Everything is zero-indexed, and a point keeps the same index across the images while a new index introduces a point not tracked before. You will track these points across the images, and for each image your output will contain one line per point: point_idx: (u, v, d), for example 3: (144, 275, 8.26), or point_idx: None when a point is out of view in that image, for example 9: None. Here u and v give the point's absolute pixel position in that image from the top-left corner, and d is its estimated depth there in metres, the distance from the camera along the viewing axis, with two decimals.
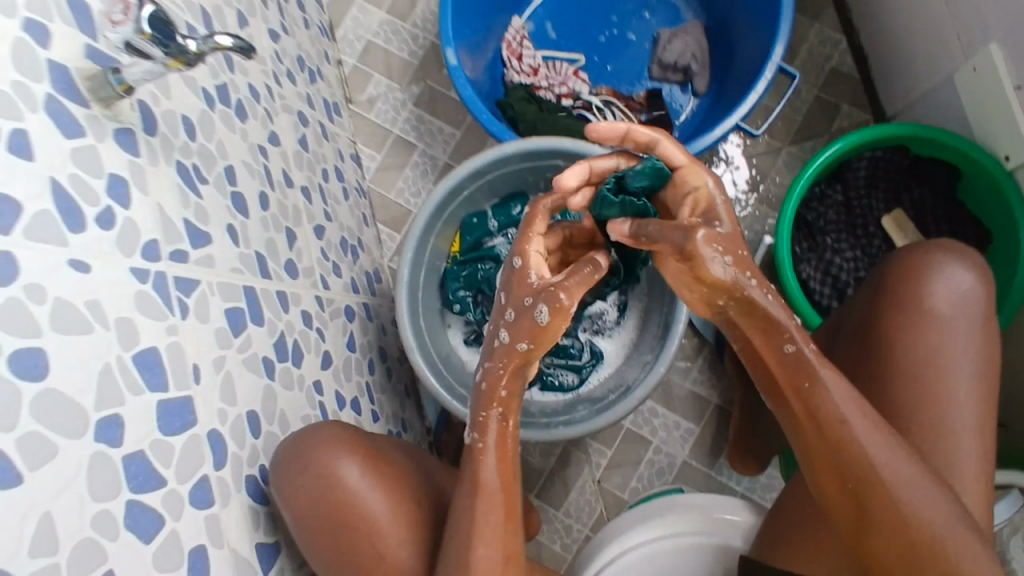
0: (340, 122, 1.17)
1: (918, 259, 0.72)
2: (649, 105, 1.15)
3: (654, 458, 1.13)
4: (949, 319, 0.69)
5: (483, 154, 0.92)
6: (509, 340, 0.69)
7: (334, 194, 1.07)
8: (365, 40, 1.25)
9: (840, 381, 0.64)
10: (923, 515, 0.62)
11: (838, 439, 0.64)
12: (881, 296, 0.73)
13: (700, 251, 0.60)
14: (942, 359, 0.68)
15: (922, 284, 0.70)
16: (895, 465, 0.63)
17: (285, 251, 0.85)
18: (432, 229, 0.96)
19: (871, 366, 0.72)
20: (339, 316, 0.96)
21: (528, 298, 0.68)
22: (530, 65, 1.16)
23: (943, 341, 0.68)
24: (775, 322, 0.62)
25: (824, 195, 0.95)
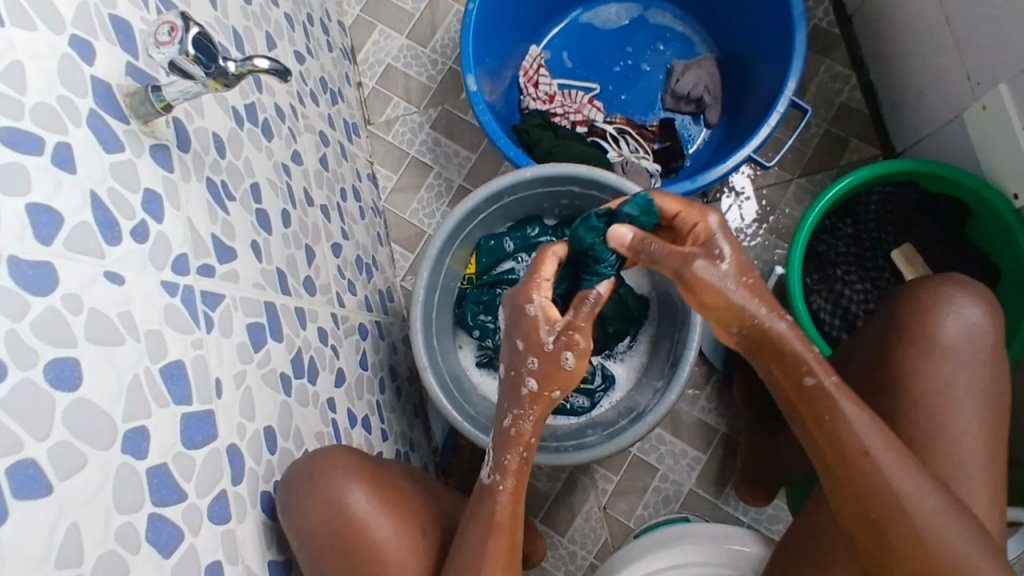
0: (358, 142, 1.19)
1: (927, 292, 0.73)
2: (662, 135, 1.16)
3: (659, 486, 1.13)
4: (959, 352, 0.70)
5: (501, 177, 0.94)
6: (539, 387, 0.71)
7: (351, 213, 1.08)
8: (385, 64, 1.27)
9: (859, 408, 0.64)
10: (947, 547, 0.62)
11: (861, 471, 0.64)
12: (894, 330, 0.74)
13: (699, 276, 0.64)
14: (954, 390, 0.69)
15: (933, 317, 0.71)
16: (918, 496, 0.63)
17: (304, 268, 0.86)
18: (448, 249, 0.97)
19: (884, 399, 0.72)
20: (353, 334, 0.96)
21: (551, 342, 0.69)
22: (546, 92, 1.18)
23: (954, 373, 0.69)
24: (790, 350, 0.64)
25: (834, 228, 0.96)
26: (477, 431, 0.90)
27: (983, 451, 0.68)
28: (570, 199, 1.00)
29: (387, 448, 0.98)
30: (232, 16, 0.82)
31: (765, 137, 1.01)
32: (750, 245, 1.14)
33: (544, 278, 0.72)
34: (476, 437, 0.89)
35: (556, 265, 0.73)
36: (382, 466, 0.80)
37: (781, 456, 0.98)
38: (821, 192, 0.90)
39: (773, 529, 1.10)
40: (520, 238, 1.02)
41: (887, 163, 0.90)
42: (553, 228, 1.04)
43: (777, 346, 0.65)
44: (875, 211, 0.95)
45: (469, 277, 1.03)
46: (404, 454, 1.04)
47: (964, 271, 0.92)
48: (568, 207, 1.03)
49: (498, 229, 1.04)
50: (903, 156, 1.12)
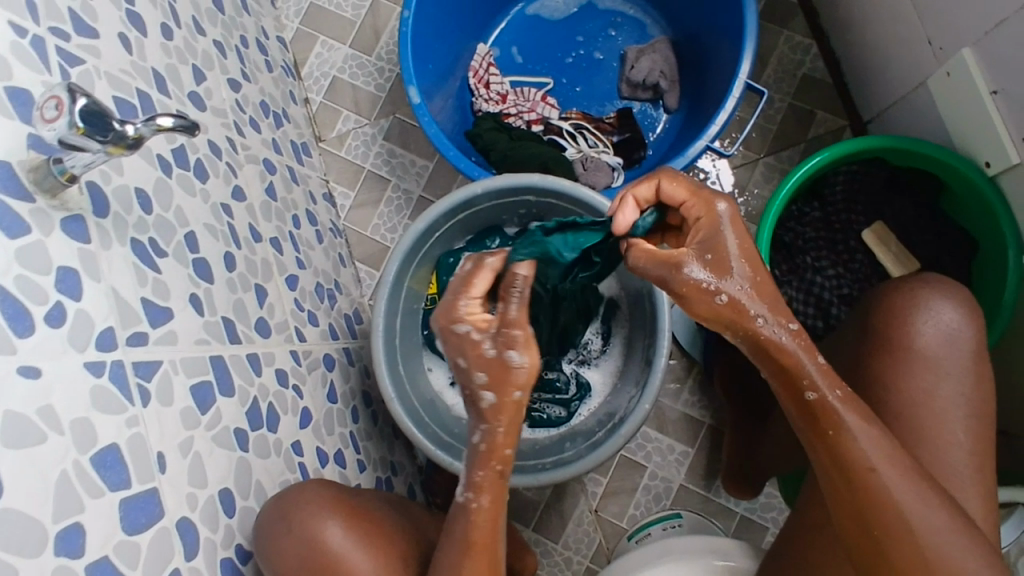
0: (310, 162, 1.16)
1: (902, 296, 0.70)
2: (621, 125, 1.12)
3: (650, 484, 1.11)
4: (937, 358, 0.67)
5: (452, 192, 0.92)
6: (498, 397, 0.63)
7: (306, 239, 1.06)
8: (331, 77, 1.24)
9: (864, 423, 0.61)
10: (950, 563, 0.60)
11: (865, 487, 0.61)
12: (872, 337, 0.71)
13: (687, 289, 0.58)
14: (937, 398, 0.67)
15: (910, 325, 0.69)
16: (925, 514, 0.60)
17: (255, 309, 0.84)
18: (406, 273, 0.94)
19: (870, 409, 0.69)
20: (317, 367, 0.94)
21: (493, 352, 0.63)
22: (498, 92, 1.14)
23: (935, 380, 0.67)
24: (796, 361, 0.59)
25: (801, 213, 0.92)
26: (450, 457, 0.87)
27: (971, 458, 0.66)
28: (528, 208, 0.98)
29: (366, 478, 0.97)
30: (151, 56, 0.78)
31: (723, 124, 0.98)
32: None
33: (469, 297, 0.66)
34: (451, 465, 0.87)
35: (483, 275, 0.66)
36: (359, 495, 0.79)
37: (768, 450, 0.96)
38: (794, 172, 0.86)
39: (767, 518, 1.09)
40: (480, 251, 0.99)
41: (859, 142, 0.86)
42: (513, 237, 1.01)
43: (777, 361, 0.60)
44: (841, 193, 0.91)
45: (432, 296, 1.00)
46: (385, 480, 1.02)
47: (940, 245, 0.89)
48: (526, 215, 1.00)
49: (457, 244, 1.01)
50: (870, 125, 1.08)
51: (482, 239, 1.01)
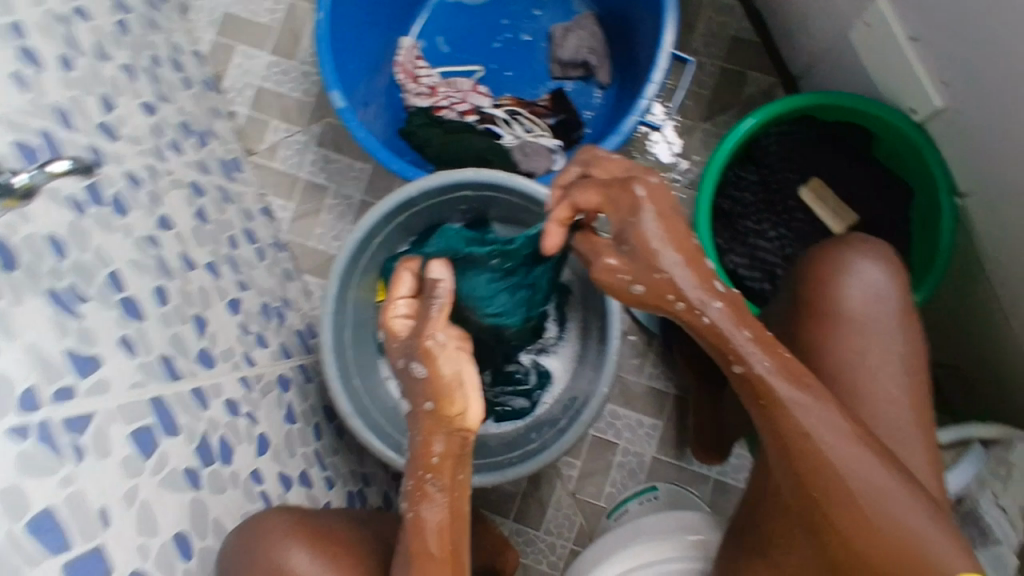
0: (242, 178, 1.13)
1: (828, 259, 0.71)
2: (555, 107, 1.11)
3: (623, 461, 1.12)
4: (862, 318, 0.68)
5: (385, 198, 0.89)
6: (417, 404, 0.67)
7: (246, 259, 1.03)
8: (254, 87, 1.20)
9: (799, 391, 0.61)
10: (898, 524, 0.59)
11: (803, 453, 0.61)
12: (800, 306, 0.71)
13: (612, 277, 0.63)
14: (868, 357, 0.67)
15: (838, 287, 0.69)
16: (869, 477, 0.60)
17: (195, 342, 0.82)
18: (349, 286, 0.91)
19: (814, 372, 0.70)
20: (271, 390, 0.93)
21: (401, 362, 0.69)
22: (428, 85, 1.12)
23: (866, 341, 0.68)
24: (724, 336, 0.60)
25: (738, 178, 0.92)
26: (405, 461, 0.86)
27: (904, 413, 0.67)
28: (467, 203, 0.96)
29: (336, 494, 0.96)
30: (52, 91, 0.75)
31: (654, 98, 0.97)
32: None
33: (397, 298, 0.76)
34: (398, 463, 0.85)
35: (408, 283, 0.76)
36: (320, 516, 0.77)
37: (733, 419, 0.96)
38: (725, 138, 0.86)
39: (740, 479, 1.10)
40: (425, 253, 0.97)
41: (787, 100, 0.86)
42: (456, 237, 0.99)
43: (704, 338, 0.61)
44: (775, 153, 0.91)
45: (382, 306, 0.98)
46: (357, 492, 1.01)
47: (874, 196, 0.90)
48: (467, 210, 0.98)
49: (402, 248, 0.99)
50: (802, 82, 1.08)
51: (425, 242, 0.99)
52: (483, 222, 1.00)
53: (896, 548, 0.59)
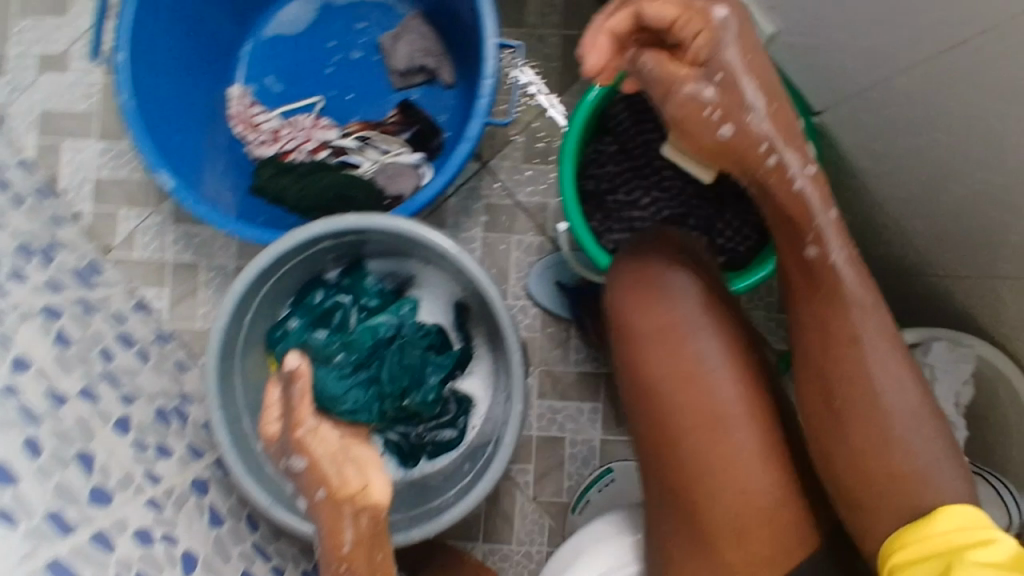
0: (105, 281, 1.06)
1: (647, 275, 0.69)
2: (406, 120, 1.05)
3: (574, 452, 1.10)
4: (696, 321, 0.67)
5: (239, 274, 0.82)
6: (311, 495, 0.73)
7: (128, 367, 0.97)
8: (92, 180, 1.12)
9: (862, 286, 0.64)
10: (909, 447, 0.61)
11: (844, 353, 0.63)
12: (638, 295, 0.68)
13: (689, 119, 0.65)
14: (716, 364, 0.65)
15: (667, 302, 0.67)
16: (900, 396, 0.62)
17: (84, 483, 0.76)
18: (233, 372, 0.85)
19: (680, 399, 0.65)
20: (186, 500, 0.87)
21: (283, 461, 0.78)
22: (269, 130, 1.05)
23: (709, 347, 0.66)
24: (809, 208, 0.64)
25: (598, 152, 0.87)
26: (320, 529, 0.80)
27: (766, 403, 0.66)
28: (333, 249, 0.90)
29: None
30: None
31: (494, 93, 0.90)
32: (545, 188, 1.08)
33: (272, 402, 0.82)
34: (309, 533, 0.79)
35: (279, 389, 0.82)
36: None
37: None
38: (572, 118, 0.82)
39: None
40: (306, 313, 0.91)
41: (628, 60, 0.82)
42: (333, 286, 0.93)
43: (788, 209, 0.65)
44: (627, 118, 0.87)
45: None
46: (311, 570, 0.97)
47: None
48: (337, 255, 0.92)
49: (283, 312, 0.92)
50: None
51: (302, 300, 0.92)
52: (357, 262, 0.94)
53: (909, 470, 0.60)
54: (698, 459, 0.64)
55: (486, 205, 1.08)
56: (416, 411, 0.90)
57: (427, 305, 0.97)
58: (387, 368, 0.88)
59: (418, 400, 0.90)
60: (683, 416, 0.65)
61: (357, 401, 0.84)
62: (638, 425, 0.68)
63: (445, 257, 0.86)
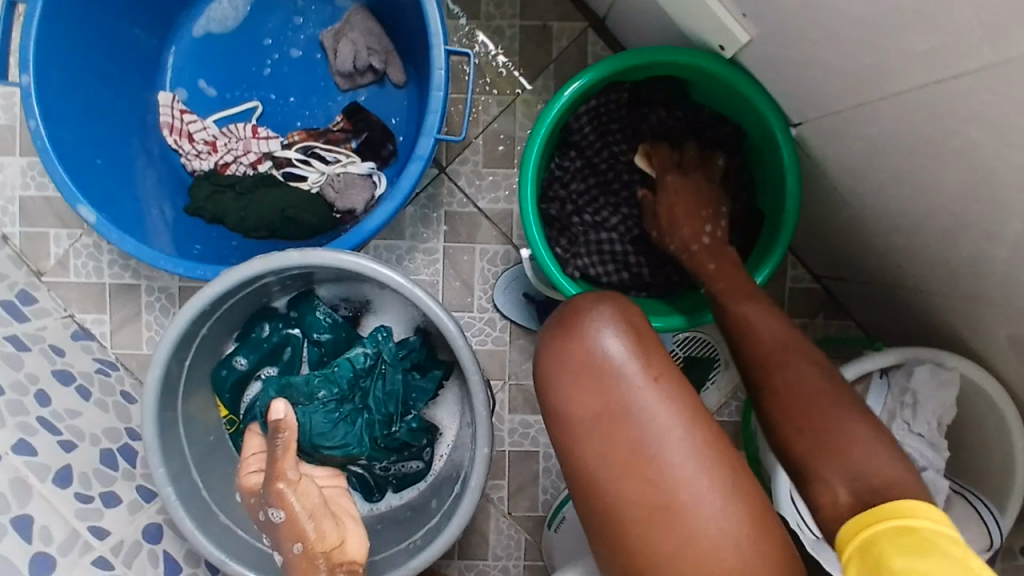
0: (38, 310, 0.98)
1: (569, 343, 0.57)
2: (354, 126, 0.97)
3: (548, 466, 1.06)
4: (645, 407, 0.54)
5: (176, 315, 0.75)
6: (292, 548, 0.77)
7: (67, 409, 0.90)
8: (17, 199, 1.03)
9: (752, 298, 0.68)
10: (824, 422, 0.58)
11: (750, 351, 0.65)
12: (569, 378, 0.56)
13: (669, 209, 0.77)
14: (665, 441, 0.53)
15: (598, 376, 0.55)
16: (800, 377, 0.60)
17: (23, 553, 0.71)
18: (177, 421, 0.79)
19: (625, 489, 0.53)
20: (138, 552, 0.82)
21: (261, 512, 0.80)
22: (205, 140, 0.97)
23: (649, 423, 0.53)
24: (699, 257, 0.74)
25: (560, 170, 0.82)
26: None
27: (733, 483, 0.52)
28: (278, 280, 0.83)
29: None
30: None
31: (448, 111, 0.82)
32: (509, 193, 1.01)
33: (248, 455, 0.83)
34: None
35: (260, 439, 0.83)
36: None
37: None
38: (533, 137, 0.76)
39: None
40: (254, 350, 0.85)
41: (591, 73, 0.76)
42: (282, 318, 0.87)
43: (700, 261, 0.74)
44: (591, 129, 0.81)
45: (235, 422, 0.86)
46: None
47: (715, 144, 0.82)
48: (281, 283, 0.85)
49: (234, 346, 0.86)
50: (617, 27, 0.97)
51: (249, 334, 0.86)
52: (307, 291, 0.88)
53: (822, 440, 0.57)
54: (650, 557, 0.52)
55: (446, 213, 1.01)
56: (404, 442, 0.85)
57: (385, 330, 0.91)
58: (373, 394, 0.84)
59: (404, 428, 0.85)
60: (628, 506, 0.53)
61: (347, 434, 0.83)
62: (584, 517, 0.56)
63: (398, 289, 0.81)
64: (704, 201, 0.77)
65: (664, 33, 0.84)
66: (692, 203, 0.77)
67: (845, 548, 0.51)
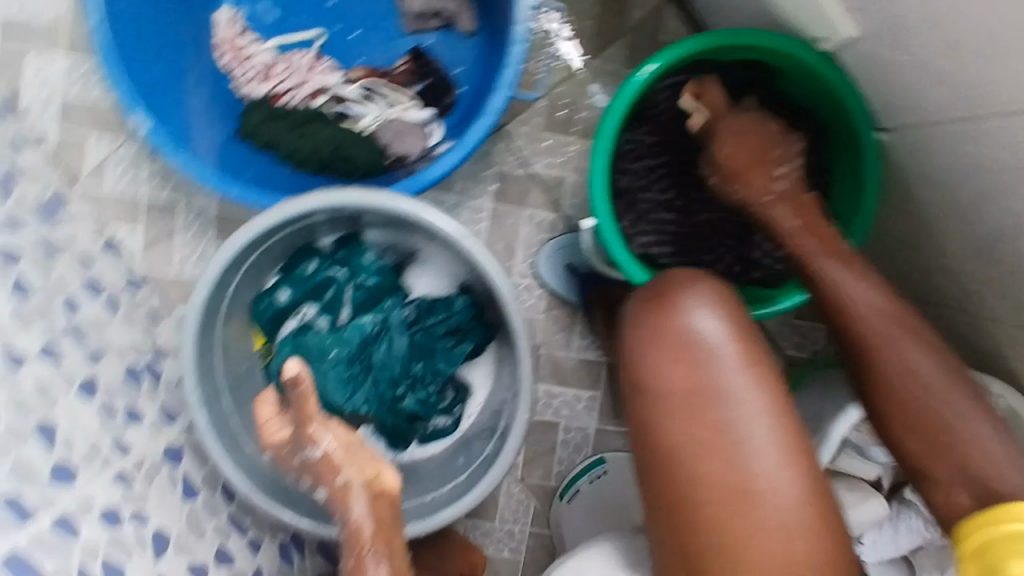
0: (71, 216, 0.96)
1: (666, 318, 0.59)
2: (418, 71, 0.95)
3: (567, 438, 1.06)
4: (735, 392, 0.57)
5: (228, 240, 0.74)
6: (330, 486, 0.67)
7: (95, 320, 0.88)
8: (58, 100, 1.00)
9: (849, 271, 0.70)
10: (937, 405, 0.63)
11: (852, 327, 0.68)
12: (660, 350, 0.59)
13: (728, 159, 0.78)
14: (752, 427, 0.56)
15: (695, 355, 0.58)
16: (913, 358, 0.65)
17: (46, 460, 0.70)
18: (214, 346, 0.78)
19: (706, 467, 0.56)
20: (159, 471, 0.82)
21: (298, 460, 0.69)
22: (260, 66, 0.93)
23: (739, 406, 0.56)
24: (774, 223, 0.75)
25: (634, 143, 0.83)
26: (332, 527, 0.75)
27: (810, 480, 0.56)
28: (327, 219, 0.81)
29: (264, 556, 0.88)
30: None
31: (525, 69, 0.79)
32: (564, 160, 1.00)
33: (265, 415, 0.72)
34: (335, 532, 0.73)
35: (275, 393, 0.73)
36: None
37: None
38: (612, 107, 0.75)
39: None
40: (296, 285, 0.84)
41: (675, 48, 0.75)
42: (330, 256, 0.86)
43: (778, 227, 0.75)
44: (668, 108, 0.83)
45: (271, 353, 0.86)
46: (288, 543, 0.94)
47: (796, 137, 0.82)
48: (331, 223, 0.83)
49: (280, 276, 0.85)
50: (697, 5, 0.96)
51: (295, 267, 0.84)
52: (357, 233, 0.86)
53: (929, 422, 0.63)
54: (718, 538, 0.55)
55: (499, 172, 1.00)
56: (411, 411, 0.86)
57: (430, 283, 0.90)
58: (378, 358, 0.84)
59: (412, 399, 0.85)
60: (705, 483, 0.56)
61: (353, 394, 0.83)
62: (647, 488, 0.58)
63: (450, 245, 0.80)
64: (766, 144, 0.78)
65: (752, 17, 0.83)
66: (754, 135, 0.78)
67: (965, 538, 0.57)
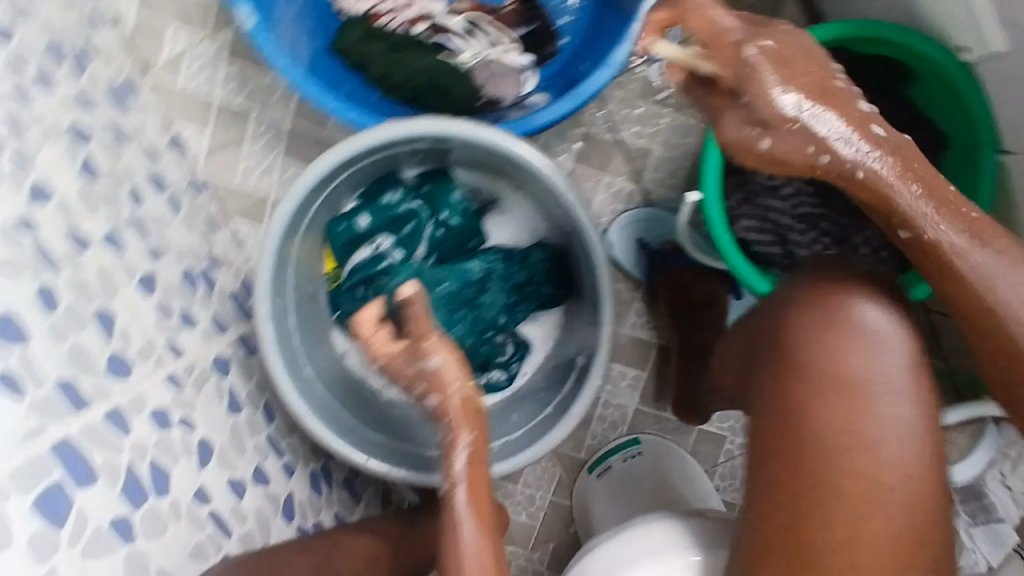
0: (140, 105, 0.91)
1: (840, 301, 0.62)
2: (525, 14, 0.92)
3: (604, 413, 1.05)
4: (893, 386, 0.59)
5: (329, 151, 0.72)
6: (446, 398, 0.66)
7: (157, 215, 0.85)
8: None
9: (999, 259, 0.58)
10: None
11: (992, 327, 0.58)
12: (830, 327, 0.61)
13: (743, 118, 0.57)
14: (902, 425, 0.59)
15: (863, 343, 0.60)
16: None
17: (104, 348, 0.66)
18: (289, 263, 0.75)
19: (848, 448, 0.59)
20: (208, 379, 0.79)
21: (407, 368, 0.67)
22: None
23: (895, 399, 0.59)
24: (890, 192, 0.58)
25: None
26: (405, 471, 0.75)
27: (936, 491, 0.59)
28: (423, 151, 0.79)
29: (297, 482, 0.87)
30: None
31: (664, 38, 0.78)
32: (654, 131, 0.97)
33: (365, 324, 0.69)
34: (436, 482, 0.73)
35: (374, 303, 0.69)
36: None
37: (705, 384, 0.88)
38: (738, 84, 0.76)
39: (723, 427, 1.07)
40: (378, 212, 0.82)
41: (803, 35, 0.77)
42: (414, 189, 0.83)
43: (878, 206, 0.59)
44: None
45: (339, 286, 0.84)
46: (318, 472, 0.92)
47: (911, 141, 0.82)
48: (425, 157, 0.81)
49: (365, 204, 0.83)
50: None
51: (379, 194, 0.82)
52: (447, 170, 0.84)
53: None
54: (848, 511, 0.59)
55: (586, 133, 0.98)
56: (484, 357, 0.85)
57: (509, 233, 0.87)
58: (483, 300, 0.84)
59: (488, 344, 0.85)
60: (843, 463, 0.59)
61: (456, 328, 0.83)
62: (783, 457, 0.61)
63: (547, 197, 0.77)
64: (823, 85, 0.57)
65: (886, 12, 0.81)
66: (801, 65, 0.57)
67: None
